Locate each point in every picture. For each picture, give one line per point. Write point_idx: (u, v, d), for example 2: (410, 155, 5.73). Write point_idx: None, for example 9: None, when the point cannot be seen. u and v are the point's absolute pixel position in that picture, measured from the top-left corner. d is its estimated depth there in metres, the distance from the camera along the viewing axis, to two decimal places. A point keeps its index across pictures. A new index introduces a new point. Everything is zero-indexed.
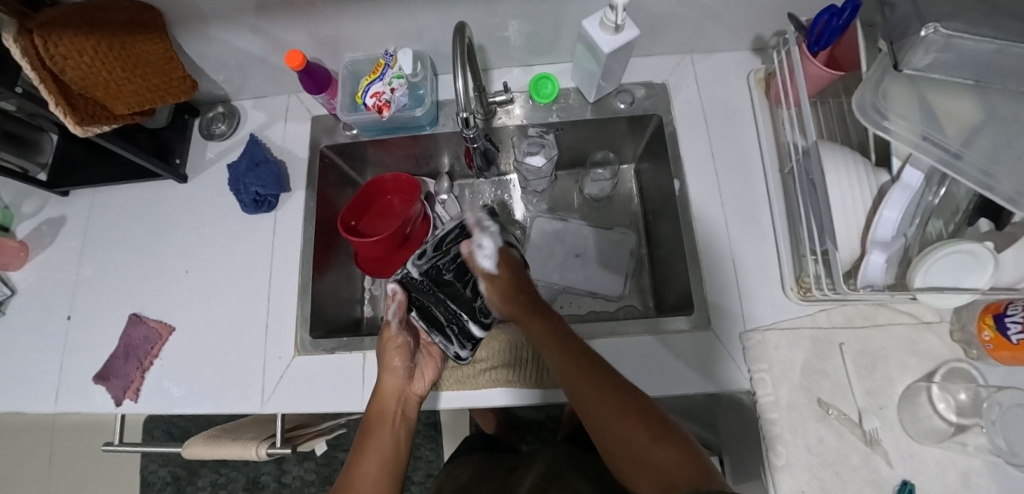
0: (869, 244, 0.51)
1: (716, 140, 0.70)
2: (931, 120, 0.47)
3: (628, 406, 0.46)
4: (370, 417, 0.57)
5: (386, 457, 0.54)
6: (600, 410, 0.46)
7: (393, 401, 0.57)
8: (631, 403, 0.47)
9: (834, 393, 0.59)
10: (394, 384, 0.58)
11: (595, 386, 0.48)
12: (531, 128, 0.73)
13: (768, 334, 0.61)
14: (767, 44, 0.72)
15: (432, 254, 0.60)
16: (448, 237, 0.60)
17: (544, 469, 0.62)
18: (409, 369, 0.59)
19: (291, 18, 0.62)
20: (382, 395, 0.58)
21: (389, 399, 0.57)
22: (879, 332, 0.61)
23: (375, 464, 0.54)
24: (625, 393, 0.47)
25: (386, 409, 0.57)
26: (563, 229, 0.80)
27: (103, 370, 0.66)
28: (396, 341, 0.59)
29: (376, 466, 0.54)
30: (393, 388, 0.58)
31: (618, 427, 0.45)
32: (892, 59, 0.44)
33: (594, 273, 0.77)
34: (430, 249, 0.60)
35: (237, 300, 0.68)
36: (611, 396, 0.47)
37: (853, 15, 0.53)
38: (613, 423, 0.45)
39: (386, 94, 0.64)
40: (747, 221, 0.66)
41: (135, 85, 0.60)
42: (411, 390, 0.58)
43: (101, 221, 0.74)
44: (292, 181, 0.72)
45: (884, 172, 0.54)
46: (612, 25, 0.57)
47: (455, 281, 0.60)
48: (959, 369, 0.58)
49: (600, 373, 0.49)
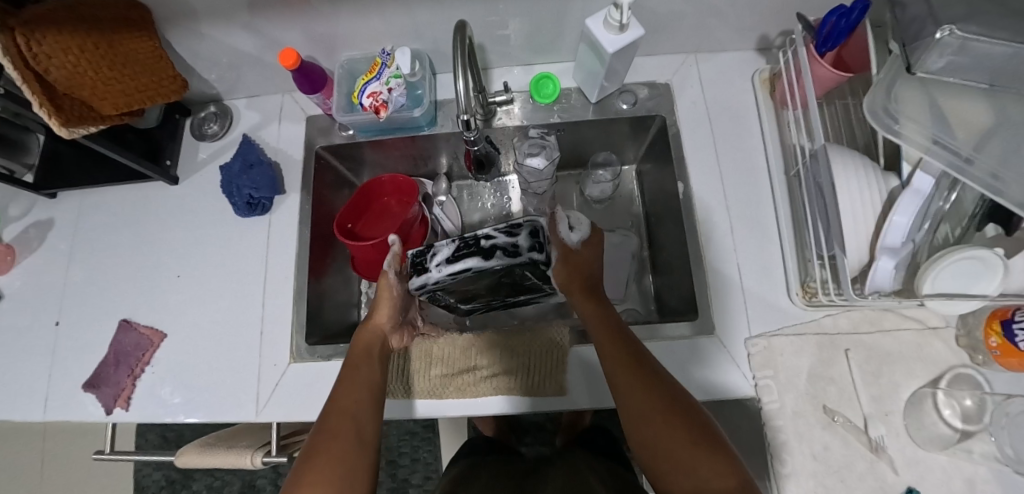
0: (878, 250, 0.50)
1: (721, 141, 0.69)
2: (942, 123, 0.46)
3: (686, 426, 0.45)
4: (348, 366, 0.54)
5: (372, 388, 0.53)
6: (654, 420, 0.45)
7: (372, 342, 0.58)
8: (687, 416, 0.45)
9: (840, 399, 0.58)
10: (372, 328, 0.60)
11: (659, 401, 0.46)
12: (532, 129, 0.71)
13: (773, 339, 0.60)
14: (771, 43, 0.71)
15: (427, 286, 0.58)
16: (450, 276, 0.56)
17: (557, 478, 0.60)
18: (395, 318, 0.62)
19: (285, 15, 0.60)
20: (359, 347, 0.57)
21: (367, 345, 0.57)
22: (884, 338, 0.60)
23: (359, 392, 0.52)
24: (684, 409, 0.46)
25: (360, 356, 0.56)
26: None
27: (93, 378, 0.65)
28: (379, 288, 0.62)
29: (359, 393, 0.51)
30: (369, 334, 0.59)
31: (671, 443, 0.44)
32: (905, 61, 0.43)
33: None
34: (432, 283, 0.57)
35: (231, 306, 0.66)
36: (671, 414, 0.45)
37: (863, 15, 0.51)
38: (666, 438, 0.44)
39: (383, 94, 0.62)
40: (752, 225, 0.65)
41: (123, 84, 0.58)
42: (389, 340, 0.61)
43: (90, 224, 0.72)
44: (287, 183, 0.71)
45: (893, 176, 0.53)
46: (616, 24, 0.55)
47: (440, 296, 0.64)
48: (965, 375, 0.58)
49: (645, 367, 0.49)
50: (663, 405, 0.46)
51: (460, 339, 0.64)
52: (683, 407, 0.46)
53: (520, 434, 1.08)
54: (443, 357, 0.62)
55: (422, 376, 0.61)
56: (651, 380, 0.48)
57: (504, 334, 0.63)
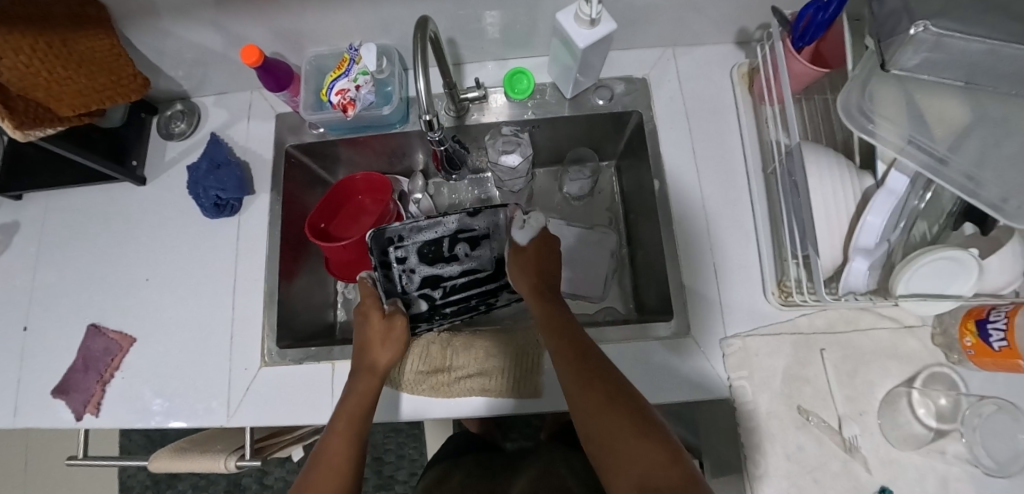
0: (852, 251, 0.49)
1: (698, 138, 0.67)
2: (918, 122, 0.45)
3: (626, 414, 0.43)
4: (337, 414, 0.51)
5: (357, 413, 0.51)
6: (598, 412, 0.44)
7: (383, 365, 0.56)
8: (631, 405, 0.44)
9: (814, 399, 0.57)
10: (370, 363, 0.55)
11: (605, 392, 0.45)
12: (506, 125, 0.70)
13: (748, 340, 0.59)
14: (751, 37, 0.69)
15: (439, 301, 0.68)
16: (454, 285, 0.69)
17: (530, 474, 0.58)
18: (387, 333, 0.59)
19: (247, 11, 0.58)
20: (359, 374, 0.54)
21: (366, 367, 0.55)
22: (861, 337, 0.59)
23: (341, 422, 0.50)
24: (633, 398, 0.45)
25: (363, 390, 0.53)
26: None
27: (62, 384, 0.64)
28: (390, 322, 0.60)
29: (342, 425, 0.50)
30: (368, 361, 0.55)
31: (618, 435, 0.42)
32: (879, 58, 0.42)
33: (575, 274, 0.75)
34: (440, 297, 0.69)
35: (201, 309, 0.65)
36: (612, 401, 0.44)
37: (840, 9, 0.50)
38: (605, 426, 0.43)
39: (351, 91, 0.60)
40: (728, 223, 0.64)
41: (81, 85, 0.56)
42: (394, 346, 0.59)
43: (58, 226, 0.70)
44: (257, 183, 0.69)
45: (868, 175, 0.52)
46: (587, 18, 0.54)
47: (442, 301, 0.69)
48: (940, 374, 0.58)
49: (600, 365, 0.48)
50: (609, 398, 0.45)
51: (439, 338, 0.63)
52: (625, 395, 0.45)
53: (504, 429, 1.09)
54: (419, 355, 0.61)
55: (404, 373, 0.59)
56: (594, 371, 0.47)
57: (484, 334, 0.62)
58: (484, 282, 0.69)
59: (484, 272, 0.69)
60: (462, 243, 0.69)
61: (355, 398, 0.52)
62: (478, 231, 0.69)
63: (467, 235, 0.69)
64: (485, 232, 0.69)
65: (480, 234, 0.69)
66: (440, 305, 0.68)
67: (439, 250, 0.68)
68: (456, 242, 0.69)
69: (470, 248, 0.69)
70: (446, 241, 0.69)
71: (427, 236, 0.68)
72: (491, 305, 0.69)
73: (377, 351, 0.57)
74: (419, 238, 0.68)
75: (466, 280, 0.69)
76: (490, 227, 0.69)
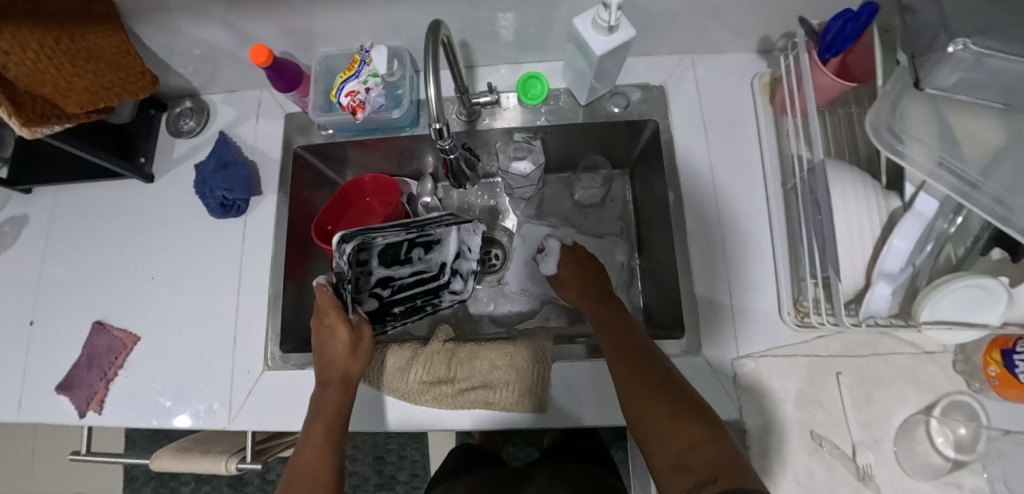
0: (874, 275, 0.47)
1: (715, 149, 0.65)
2: (950, 145, 0.43)
3: (666, 398, 0.45)
4: (310, 428, 0.50)
5: (332, 424, 0.50)
6: (639, 397, 0.46)
7: (355, 375, 0.54)
8: (671, 390, 0.46)
9: (828, 425, 0.56)
10: (340, 376, 0.53)
11: (645, 379, 0.47)
12: (518, 132, 0.67)
13: (761, 361, 0.57)
14: (774, 46, 0.67)
15: (386, 299, 0.66)
16: (403, 286, 0.66)
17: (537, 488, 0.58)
18: (354, 342, 0.56)
19: (258, 9, 0.57)
20: (329, 386, 0.53)
21: (338, 377, 0.53)
22: (878, 362, 0.57)
23: (318, 433, 0.50)
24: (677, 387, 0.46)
25: (336, 402, 0.52)
26: (553, 234, 0.76)
27: (65, 380, 0.64)
28: (356, 334, 0.56)
29: (319, 436, 0.49)
30: (340, 372, 0.54)
31: (656, 418, 0.44)
32: (913, 77, 0.40)
33: None
34: (387, 295, 0.66)
35: (204, 310, 0.65)
36: (651, 387, 0.46)
37: (870, 21, 0.48)
38: (647, 408, 0.45)
39: (361, 94, 0.59)
40: (744, 240, 0.62)
41: (88, 81, 0.55)
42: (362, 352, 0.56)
43: (65, 221, 0.70)
44: (264, 184, 0.68)
45: (894, 196, 0.49)
46: (605, 25, 0.52)
47: (388, 300, 0.66)
48: (961, 403, 0.55)
49: (642, 355, 0.50)
50: (648, 382, 0.46)
51: (444, 348, 0.61)
52: (664, 379, 0.47)
53: (507, 435, 1.08)
54: (422, 365, 0.59)
55: (397, 382, 0.58)
56: (643, 362, 0.49)
57: (487, 346, 0.61)
58: (431, 283, 0.68)
59: (432, 275, 0.68)
60: (418, 247, 0.65)
61: (330, 413, 0.51)
62: (438, 236, 0.66)
63: (425, 239, 0.65)
64: (441, 237, 0.66)
65: (437, 238, 0.66)
66: (384, 304, 0.66)
67: (397, 253, 0.63)
68: (413, 247, 0.64)
69: (426, 252, 0.66)
70: (404, 245, 0.63)
71: (388, 240, 0.62)
72: (434, 306, 0.70)
73: (348, 363, 0.54)
74: (382, 242, 0.61)
75: (416, 282, 0.67)
76: (446, 234, 0.66)
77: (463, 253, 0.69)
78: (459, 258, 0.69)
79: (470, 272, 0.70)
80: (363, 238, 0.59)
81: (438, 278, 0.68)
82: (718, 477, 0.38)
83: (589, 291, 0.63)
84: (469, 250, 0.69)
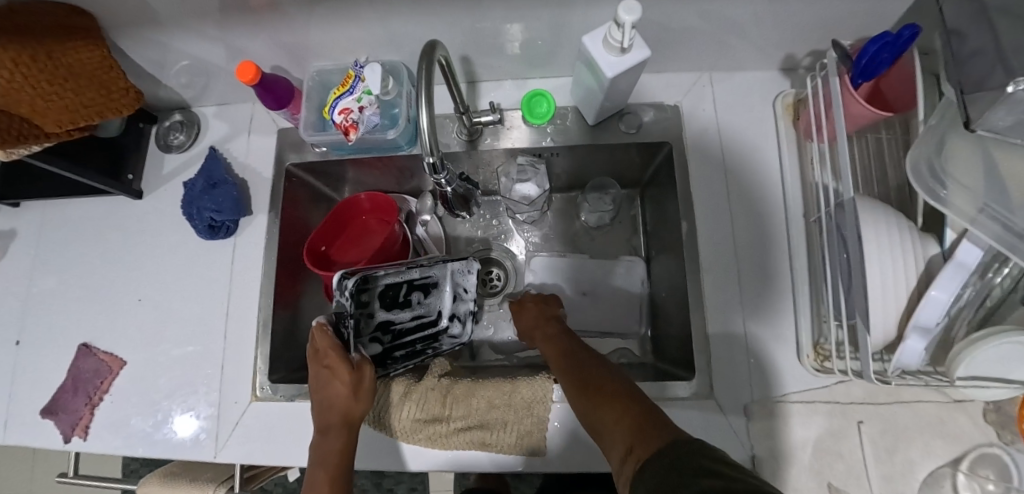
0: (908, 328, 0.43)
1: (733, 176, 0.61)
2: (1001, 192, 0.38)
3: (594, 393, 0.44)
4: (315, 478, 0.48)
5: (337, 473, 0.48)
6: (579, 403, 0.45)
7: (357, 416, 0.51)
8: (599, 383, 0.45)
9: (848, 478, 0.51)
10: (342, 421, 0.50)
11: (579, 383, 0.46)
12: (521, 155, 0.65)
13: (776, 407, 0.53)
14: (799, 64, 0.62)
15: (388, 346, 0.62)
16: (405, 332, 0.63)
17: None
18: (356, 386, 0.52)
19: (249, 22, 0.54)
20: (329, 431, 0.50)
21: (338, 421, 0.50)
22: (902, 410, 0.53)
23: (324, 482, 0.47)
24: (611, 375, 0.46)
25: (338, 450, 0.49)
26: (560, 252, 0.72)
27: (50, 404, 0.62)
28: (356, 375, 0.52)
29: (325, 484, 0.47)
30: (340, 416, 0.50)
31: (596, 410, 0.43)
32: (963, 116, 0.36)
33: (596, 310, 0.70)
34: (388, 342, 0.62)
35: (192, 335, 0.62)
36: (583, 388, 0.45)
37: (909, 44, 0.44)
38: (585, 409, 0.44)
39: (354, 112, 0.56)
40: (762, 276, 0.58)
41: (66, 100, 0.52)
42: (364, 394, 0.52)
43: (53, 237, 0.68)
44: (254, 204, 0.65)
45: (932, 241, 0.45)
46: (617, 45, 0.48)
47: (388, 351, 0.62)
48: (991, 455, 0.51)
49: (578, 362, 0.49)
50: (580, 385, 0.46)
51: (438, 384, 0.57)
52: (593, 375, 0.46)
53: None
54: (417, 402, 0.55)
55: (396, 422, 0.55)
56: (578, 369, 0.48)
57: (485, 381, 0.57)
58: (432, 331, 0.65)
59: (431, 320, 0.65)
60: (418, 289, 0.64)
61: (333, 461, 0.49)
62: (435, 278, 0.65)
63: (422, 283, 0.64)
64: (437, 280, 0.65)
65: (434, 282, 0.65)
66: (385, 353, 0.62)
67: (396, 295, 0.63)
68: (412, 289, 0.64)
69: (424, 296, 0.64)
70: (404, 286, 0.63)
71: (389, 279, 0.62)
72: (436, 351, 0.64)
73: (350, 405, 0.51)
74: (384, 279, 0.61)
75: (418, 329, 0.64)
76: (444, 276, 0.65)
77: (462, 298, 0.66)
78: (457, 302, 0.66)
79: (468, 313, 0.66)
80: (364, 275, 0.59)
81: (440, 328, 0.65)
82: (636, 448, 0.36)
83: (534, 312, 0.61)
84: (467, 293, 0.66)
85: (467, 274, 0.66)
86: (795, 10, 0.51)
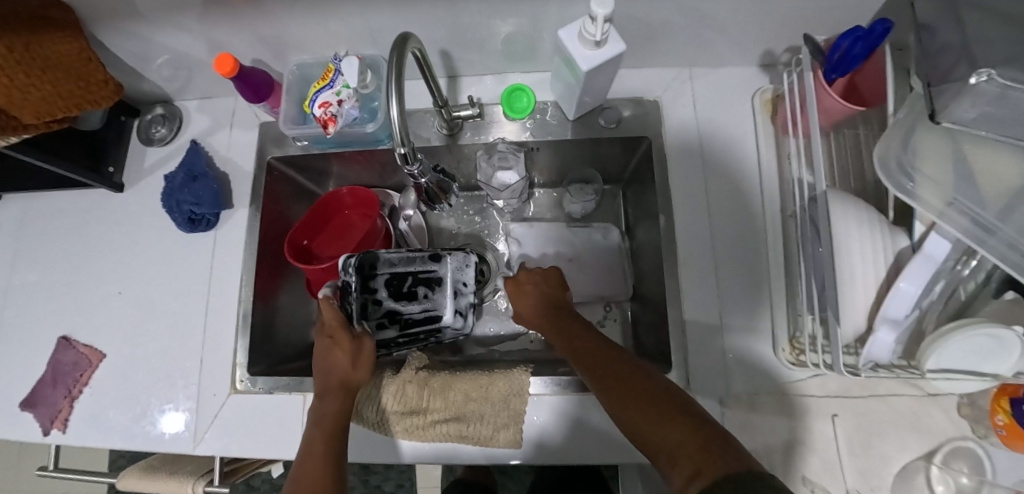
0: (877, 320, 0.43)
1: (710, 172, 0.61)
2: (967, 185, 0.38)
3: (639, 400, 0.40)
4: (311, 437, 0.46)
5: (332, 431, 0.46)
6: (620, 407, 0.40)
7: (355, 384, 0.51)
8: (642, 391, 0.40)
9: (821, 470, 0.51)
10: (339, 386, 0.50)
11: (616, 385, 0.42)
12: (501, 143, 0.64)
13: (751, 399, 0.54)
14: (777, 60, 0.63)
15: (394, 336, 0.62)
16: (409, 324, 0.62)
17: None
18: (355, 356, 0.52)
19: (229, 16, 0.54)
20: (327, 396, 0.49)
21: (336, 386, 0.50)
22: (877, 403, 0.53)
23: (319, 437, 0.46)
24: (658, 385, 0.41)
25: (334, 412, 0.48)
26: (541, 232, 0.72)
27: (30, 396, 0.62)
28: (357, 345, 0.53)
29: (320, 440, 0.45)
30: (339, 381, 0.50)
31: (647, 424, 0.38)
32: (928, 108, 0.36)
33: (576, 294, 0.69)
34: (395, 333, 0.62)
35: (172, 327, 0.62)
36: (624, 394, 0.41)
37: (880, 39, 0.45)
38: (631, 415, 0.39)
39: (333, 106, 0.55)
40: (738, 269, 0.58)
41: (43, 92, 0.51)
42: (363, 365, 0.52)
43: (35, 230, 0.68)
44: (235, 197, 0.66)
45: (902, 234, 0.46)
46: (592, 39, 0.48)
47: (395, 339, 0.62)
48: (963, 449, 0.51)
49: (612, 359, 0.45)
50: (620, 388, 0.41)
51: (415, 377, 0.57)
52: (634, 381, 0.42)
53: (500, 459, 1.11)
54: (394, 394, 0.55)
55: (388, 415, 0.55)
56: (611, 368, 0.44)
57: (466, 374, 0.58)
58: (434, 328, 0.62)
59: (437, 316, 0.62)
60: (423, 283, 0.63)
61: (328, 421, 0.47)
62: (439, 274, 0.63)
63: (428, 275, 0.63)
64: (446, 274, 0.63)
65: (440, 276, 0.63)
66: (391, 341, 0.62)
67: (400, 285, 0.63)
68: (418, 282, 0.63)
69: (430, 289, 0.63)
70: (410, 278, 0.63)
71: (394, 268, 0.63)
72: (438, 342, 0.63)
73: (349, 373, 0.51)
74: (389, 268, 0.63)
75: (423, 322, 0.62)
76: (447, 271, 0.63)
77: (464, 292, 0.63)
78: (460, 297, 0.63)
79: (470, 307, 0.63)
80: (366, 257, 0.61)
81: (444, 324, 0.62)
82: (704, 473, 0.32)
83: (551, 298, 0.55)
84: (467, 287, 0.64)
85: (468, 271, 0.64)
86: (770, 7, 0.52)
